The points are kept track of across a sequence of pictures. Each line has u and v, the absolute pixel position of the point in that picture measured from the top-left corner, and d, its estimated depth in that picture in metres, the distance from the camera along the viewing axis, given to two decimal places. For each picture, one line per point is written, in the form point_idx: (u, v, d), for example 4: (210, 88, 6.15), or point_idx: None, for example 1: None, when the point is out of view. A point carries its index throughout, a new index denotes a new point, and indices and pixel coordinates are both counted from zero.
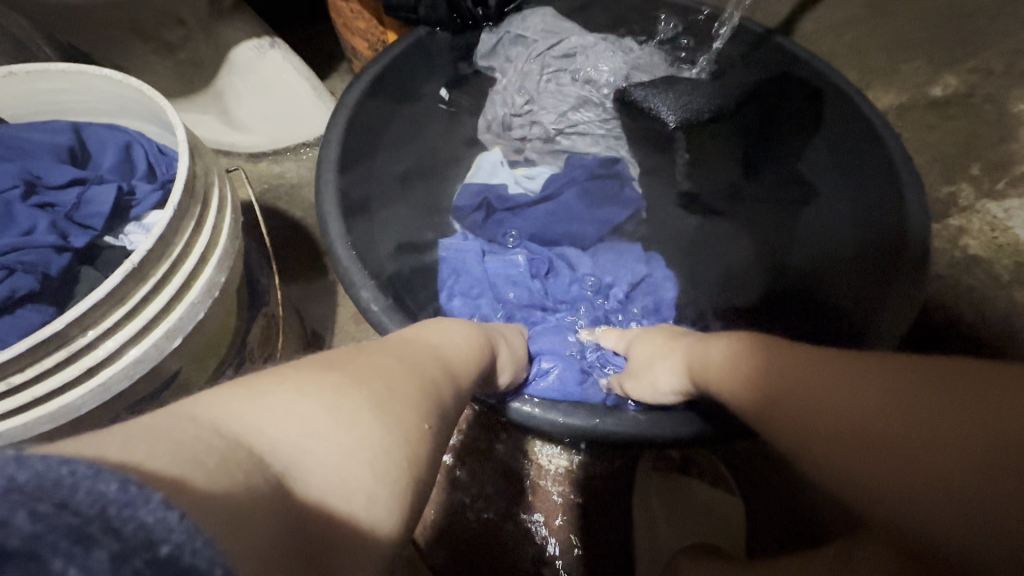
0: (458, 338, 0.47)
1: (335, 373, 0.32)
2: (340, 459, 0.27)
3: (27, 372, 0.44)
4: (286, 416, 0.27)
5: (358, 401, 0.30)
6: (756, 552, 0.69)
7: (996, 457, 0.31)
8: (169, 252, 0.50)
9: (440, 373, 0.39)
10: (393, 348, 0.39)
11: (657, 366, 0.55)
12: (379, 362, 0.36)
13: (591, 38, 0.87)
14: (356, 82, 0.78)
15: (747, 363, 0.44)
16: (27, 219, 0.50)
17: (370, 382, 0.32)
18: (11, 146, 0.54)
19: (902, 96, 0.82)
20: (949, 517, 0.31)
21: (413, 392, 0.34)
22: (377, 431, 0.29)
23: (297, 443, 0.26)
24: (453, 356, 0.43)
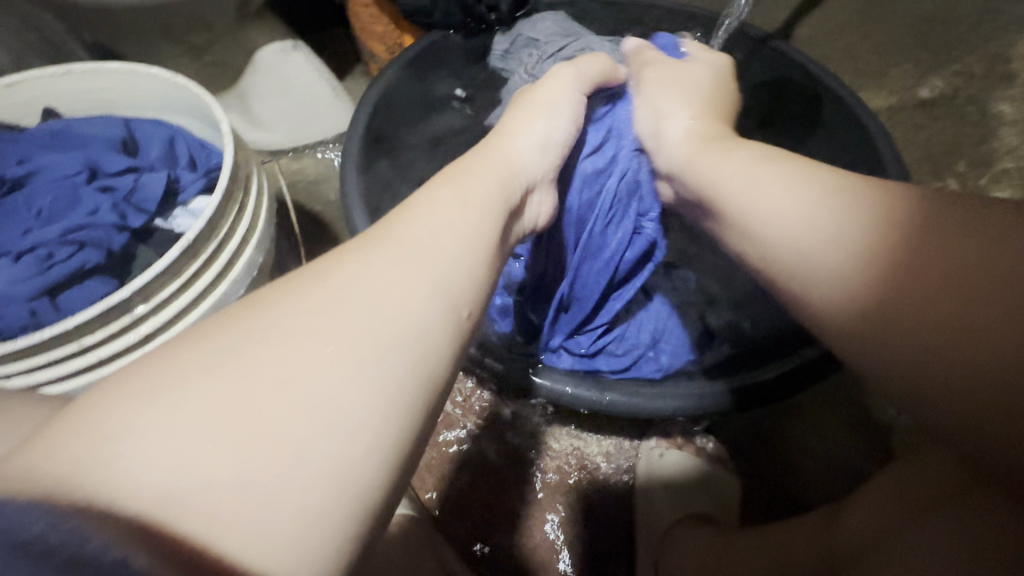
0: (431, 213, 0.40)
1: (208, 346, 0.30)
2: (199, 454, 0.27)
3: (95, 336, 0.49)
4: (139, 424, 0.27)
5: (224, 379, 0.29)
6: (750, 524, 0.74)
7: (978, 317, 0.35)
8: (216, 233, 0.55)
9: (396, 300, 0.34)
10: (325, 273, 0.35)
11: (670, 109, 0.61)
12: (285, 316, 0.32)
13: (598, 40, 0.92)
14: (378, 80, 0.84)
15: (800, 214, 0.44)
16: (92, 202, 0.55)
17: (252, 359, 0.30)
18: (72, 138, 0.60)
19: (893, 98, 0.87)
20: (912, 359, 0.38)
21: (325, 351, 0.31)
22: (252, 416, 0.28)
23: (148, 448, 0.26)
24: (430, 261, 0.37)
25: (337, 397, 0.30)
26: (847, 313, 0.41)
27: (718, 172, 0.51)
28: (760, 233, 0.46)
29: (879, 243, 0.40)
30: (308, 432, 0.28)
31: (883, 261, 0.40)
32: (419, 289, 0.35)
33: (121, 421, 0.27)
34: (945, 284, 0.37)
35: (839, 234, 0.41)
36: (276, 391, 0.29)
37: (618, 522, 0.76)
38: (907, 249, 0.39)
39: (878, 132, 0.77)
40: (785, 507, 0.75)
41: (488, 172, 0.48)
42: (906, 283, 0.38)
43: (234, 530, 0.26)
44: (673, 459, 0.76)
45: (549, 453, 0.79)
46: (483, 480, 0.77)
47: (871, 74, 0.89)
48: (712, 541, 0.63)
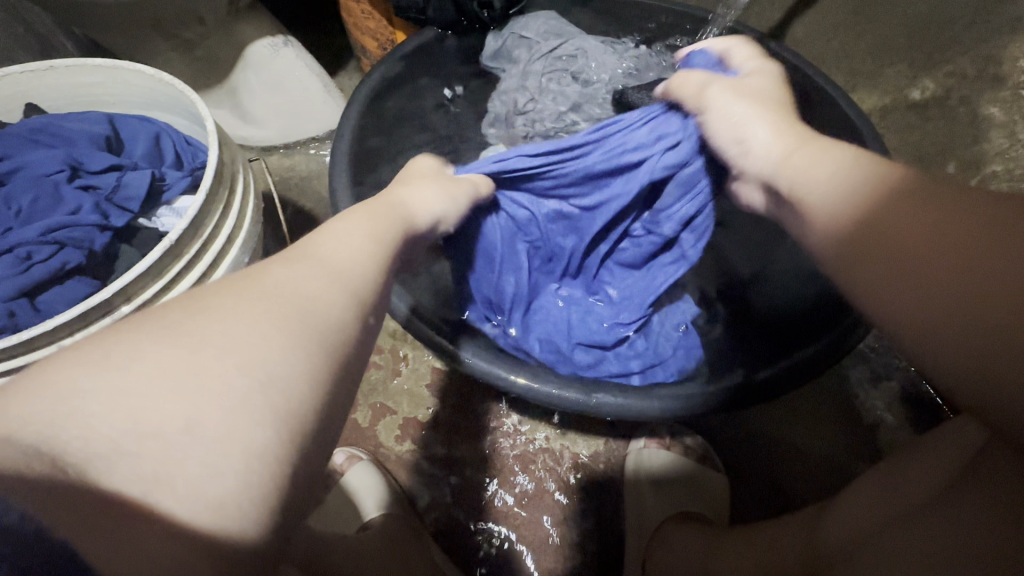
0: (352, 233, 0.45)
1: (153, 323, 0.31)
2: (141, 413, 0.27)
3: (76, 337, 0.49)
4: (88, 388, 0.27)
5: (170, 351, 0.30)
6: (738, 524, 0.75)
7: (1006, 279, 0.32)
8: (200, 233, 0.54)
9: (321, 293, 0.37)
10: (270, 270, 0.37)
11: (759, 115, 0.55)
12: (227, 300, 0.34)
13: (591, 42, 0.92)
14: (371, 76, 0.83)
15: (854, 187, 0.43)
16: (75, 200, 0.55)
17: (194, 331, 0.31)
18: (55, 135, 0.59)
19: (886, 98, 0.91)
20: (937, 321, 0.34)
21: (261, 328, 0.32)
22: (202, 381, 0.29)
23: (93, 405, 0.27)
24: (348, 272, 0.41)
25: (276, 365, 0.31)
26: (877, 270, 0.39)
27: (808, 168, 0.48)
28: (816, 207, 0.45)
29: (924, 216, 0.38)
30: (253, 395, 0.29)
31: (912, 219, 0.38)
32: (340, 288, 0.39)
33: (67, 387, 0.27)
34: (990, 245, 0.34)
35: (888, 203, 0.40)
36: (221, 354, 0.30)
37: (606, 524, 0.76)
38: (956, 224, 0.36)
39: (869, 134, 0.78)
40: (773, 506, 0.76)
41: (385, 212, 0.51)
42: (952, 247, 0.35)
43: (180, 483, 0.26)
44: (661, 456, 0.77)
45: (539, 449, 0.79)
46: (470, 480, 0.77)
47: (862, 74, 0.92)
48: (702, 540, 0.63)
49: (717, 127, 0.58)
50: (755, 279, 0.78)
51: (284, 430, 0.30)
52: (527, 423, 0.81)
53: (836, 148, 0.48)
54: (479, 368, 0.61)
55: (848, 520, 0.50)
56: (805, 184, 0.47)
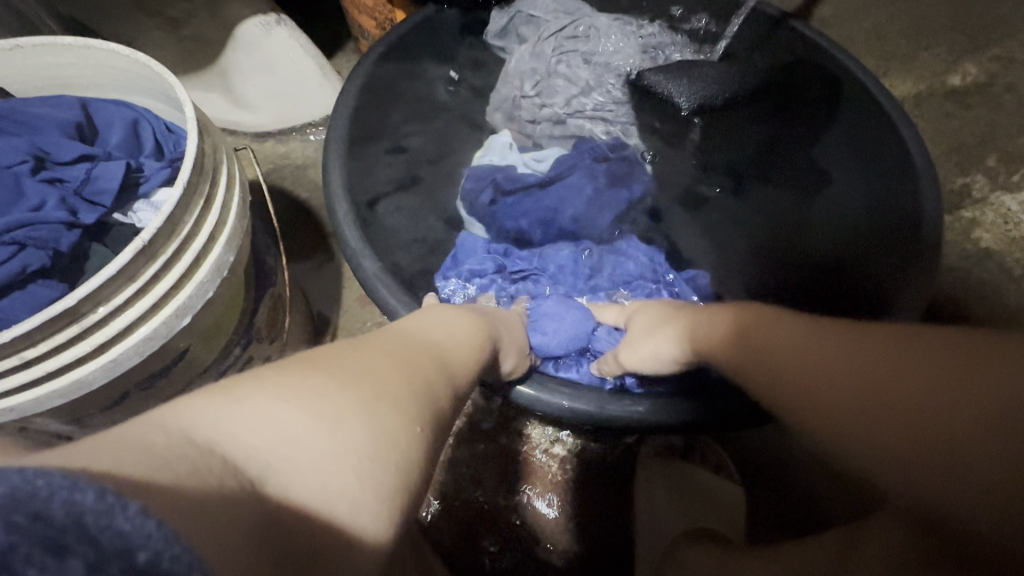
0: (443, 328, 0.47)
1: (308, 366, 0.32)
2: (310, 452, 0.27)
3: (39, 348, 0.44)
4: (286, 422, 0.28)
5: (335, 396, 0.31)
6: (754, 543, 0.71)
7: (926, 415, 0.35)
8: (178, 231, 0.49)
9: (438, 372, 0.40)
10: (390, 343, 0.39)
11: (660, 334, 0.56)
12: (376, 360, 0.36)
13: (603, 19, 0.86)
14: (366, 58, 0.76)
15: (741, 345, 0.46)
16: (38, 195, 0.51)
17: (365, 387, 0.32)
18: (20, 121, 0.54)
19: (921, 84, 0.83)
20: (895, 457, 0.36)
21: (409, 397, 0.34)
22: (362, 434, 0.30)
23: (264, 437, 0.27)
24: (450, 352, 0.44)
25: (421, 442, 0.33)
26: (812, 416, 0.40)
27: (706, 342, 0.50)
28: (725, 362, 0.48)
29: (820, 367, 0.40)
30: (407, 466, 0.31)
31: (814, 367, 0.41)
32: (449, 369, 0.42)
33: (264, 417, 0.28)
34: (893, 383, 0.37)
35: (780, 355, 0.43)
36: (376, 414, 0.32)
37: (614, 536, 0.72)
38: (850, 368, 0.39)
39: (901, 117, 0.72)
40: (790, 523, 0.73)
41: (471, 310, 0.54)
42: (861, 391, 0.38)
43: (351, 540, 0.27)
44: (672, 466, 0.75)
45: (546, 458, 0.75)
46: (472, 490, 0.74)
47: (897, 57, 0.85)
48: (716, 557, 0.59)
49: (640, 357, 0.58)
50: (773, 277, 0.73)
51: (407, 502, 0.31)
52: (535, 429, 0.77)
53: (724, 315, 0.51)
54: (537, 399, 0.56)
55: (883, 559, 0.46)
56: (703, 339, 0.51)
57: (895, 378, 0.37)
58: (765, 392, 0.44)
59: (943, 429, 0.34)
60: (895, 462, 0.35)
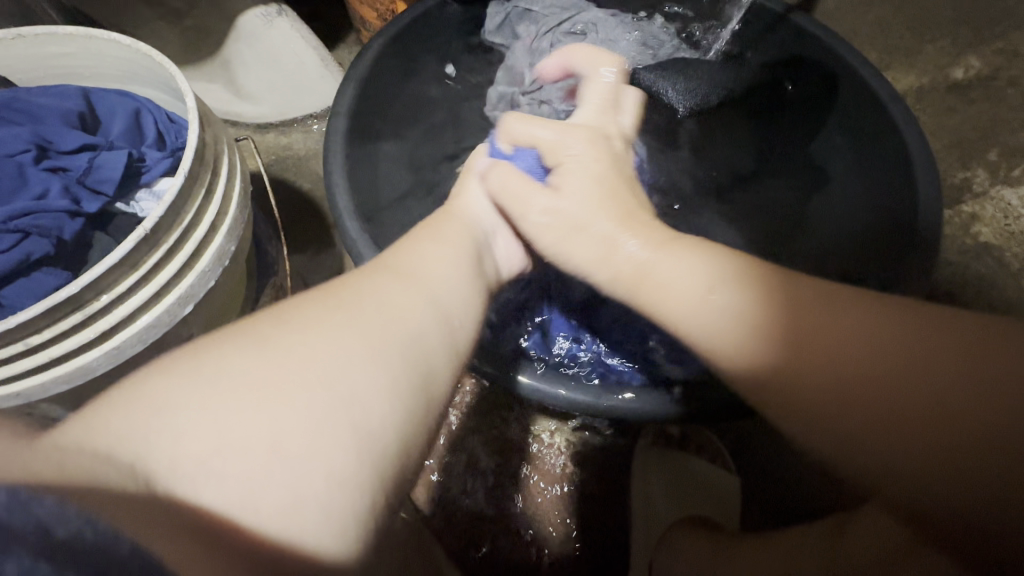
0: (425, 257, 0.45)
1: (239, 341, 0.33)
2: (233, 427, 0.29)
3: (43, 335, 0.45)
4: (179, 401, 0.29)
5: (260, 368, 0.31)
6: (748, 529, 0.72)
7: (930, 411, 0.34)
8: (180, 220, 0.50)
9: (414, 318, 0.38)
10: (344, 292, 0.39)
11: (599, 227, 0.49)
12: (309, 314, 0.36)
13: (601, 14, 0.87)
14: (369, 49, 0.76)
15: (722, 314, 0.41)
16: (41, 183, 0.51)
17: (279, 348, 0.32)
18: (22, 110, 0.55)
19: (924, 78, 0.83)
20: (885, 454, 0.35)
21: (345, 343, 0.34)
22: (289, 400, 0.30)
23: (184, 423, 0.28)
24: (429, 281, 0.42)
25: (355, 387, 0.32)
26: (801, 407, 0.37)
27: (665, 269, 0.44)
28: (688, 313, 0.42)
29: (811, 353, 0.37)
30: (331, 420, 0.30)
31: (811, 352, 0.37)
32: (424, 302, 0.40)
33: (160, 401, 0.29)
34: (904, 378, 0.35)
35: (763, 333, 0.39)
36: (306, 372, 0.31)
37: (609, 521, 0.73)
38: (852, 356, 0.36)
39: (902, 118, 0.70)
40: (785, 514, 0.73)
41: (456, 223, 0.53)
42: (866, 385, 0.35)
43: (266, 499, 0.27)
44: (666, 457, 0.76)
45: (548, 451, 0.76)
46: (474, 477, 0.75)
47: (899, 51, 0.85)
48: (709, 543, 0.60)
49: (534, 218, 0.53)
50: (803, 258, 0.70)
51: (365, 451, 0.31)
52: (546, 427, 0.77)
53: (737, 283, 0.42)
54: (544, 390, 0.56)
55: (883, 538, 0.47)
56: (691, 318, 0.42)
57: (903, 372, 0.35)
58: (746, 375, 0.40)
59: (946, 427, 0.33)
60: (893, 454, 0.34)
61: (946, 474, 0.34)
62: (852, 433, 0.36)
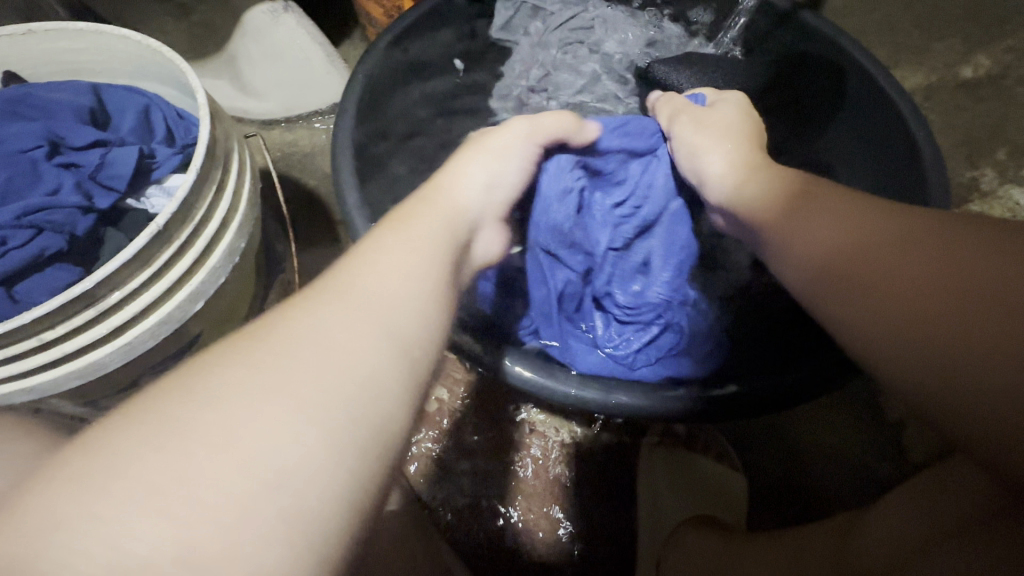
0: (390, 268, 0.38)
1: (140, 418, 0.27)
2: (128, 534, 0.24)
3: (57, 330, 0.45)
4: (53, 510, 0.24)
5: (164, 455, 0.26)
6: (756, 529, 0.72)
7: (969, 284, 0.37)
8: (191, 216, 0.50)
9: (358, 360, 0.32)
10: (281, 329, 0.32)
11: (715, 151, 0.59)
12: (229, 371, 0.29)
13: (609, 10, 0.89)
14: (377, 44, 0.75)
15: (789, 212, 0.48)
16: (54, 179, 0.52)
17: (183, 424, 0.27)
18: (34, 106, 0.55)
19: (932, 76, 0.83)
20: (925, 327, 0.37)
21: (266, 410, 0.28)
22: (194, 490, 0.25)
23: (68, 533, 0.24)
24: (384, 305, 0.35)
25: (287, 458, 0.27)
26: (845, 285, 0.42)
27: (745, 183, 0.54)
28: (762, 215, 0.51)
29: (858, 241, 0.43)
30: (251, 506, 0.26)
31: (868, 241, 0.42)
32: (377, 331, 0.33)
33: (40, 511, 0.24)
34: (954, 259, 0.38)
35: (821, 224, 0.46)
36: (219, 453, 0.26)
37: (615, 518, 0.74)
38: (900, 242, 0.41)
39: (913, 117, 0.69)
40: (793, 513, 0.74)
41: (431, 217, 0.46)
42: (911, 263, 0.39)
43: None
44: (675, 454, 0.77)
45: (547, 444, 0.76)
46: (481, 472, 0.75)
47: (910, 49, 0.85)
48: (719, 541, 0.60)
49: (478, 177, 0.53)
50: None
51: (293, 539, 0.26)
52: (542, 416, 0.78)
53: (787, 194, 0.50)
54: (542, 385, 0.56)
55: (880, 552, 0.46)
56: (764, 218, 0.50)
57: (952, 254, 0.38)
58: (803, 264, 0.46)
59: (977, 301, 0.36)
60: (930, 326, 0.37)
61: (983, 353, 0.35)
62: (883, 304, 0.40)
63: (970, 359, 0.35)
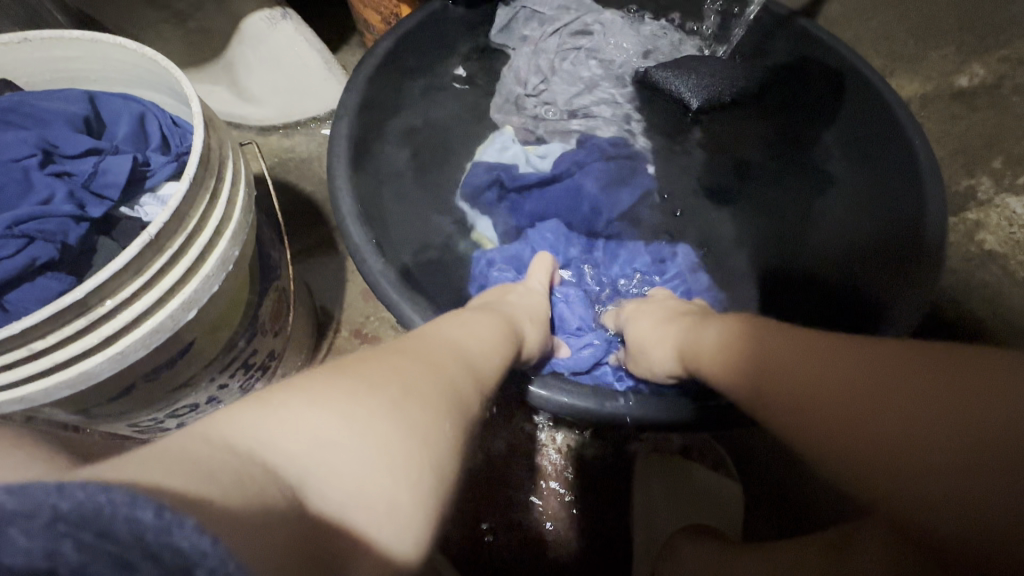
0: (480, 335, 0.49)
1: (348, 379, 0.35)
2: (346, 460, 0.30)
3: (48, 340, 0.45)
4: (304, 418, 0.31)
5: (372, 402, 0.34)
6: (751, 540, 0.72)
7: (918, 406, 0.35)
8: (184, 225, 0.50)
9: (464, 379, 0.42)
10: (413, 349, 0.42)
11: (651, 350, 0.59)
12: (400, 370, 0.38)
13: (607, 15, 0.89)
14: (373, 52, 0.75)
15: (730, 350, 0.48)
16: (47, 187, 0.52)
17: (383, 385, 0.35)
18: (28, 114, 0.55)
19: (927, 85, 0.85)
20: (908, 465, 0.35)
21: (427, 396, 0.37)
22: (390, 433, 0.33)
23: (309, 442, 0.30)
24: (472, 353, 0.46)
25: (442, 433, 0.35)
26: (801, 414, 0.40)
27: (694, 344, 0.53)
28: (710, 349, 0.51)
29: (810, 365, 0.42)
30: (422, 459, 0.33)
31: (809, 368, 0.41)
32: (471, 372, 0.43)
33: (286, 422, 0.30)
34: (905, 384, 0.36)
35: (762, 354, 0.45)
36: (403, 414, 0.34)
37: (609, 526, 0.73)
38: (847, 368, 0.40)
39: (909, 123, 0.70)
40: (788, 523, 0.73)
41: (493, 315, 0.55)
42: (860, 390, 0.38)
43: (388, 539, 0.29)
44: (671, 462, 0.77)
45: (546, 453, 0.76)
46: (473, 481, 0.75)
47: (904, 58, 0.87)
48: (714, 551, 0.60)
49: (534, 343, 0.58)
50: (806, 237, 0.78)
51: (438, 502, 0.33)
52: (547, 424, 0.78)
53: (706, 329, 0.53)
54: (541, 396, 0.57)
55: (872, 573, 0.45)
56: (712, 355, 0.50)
57: (902, 376, 0.37)
58: (756, 394, 0.44)
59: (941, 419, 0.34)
60: (893, 456, 0.35)
61: (966, 479, 0.33)
62: (853, 438, 0.37)
63: (953, 484, 0.33)
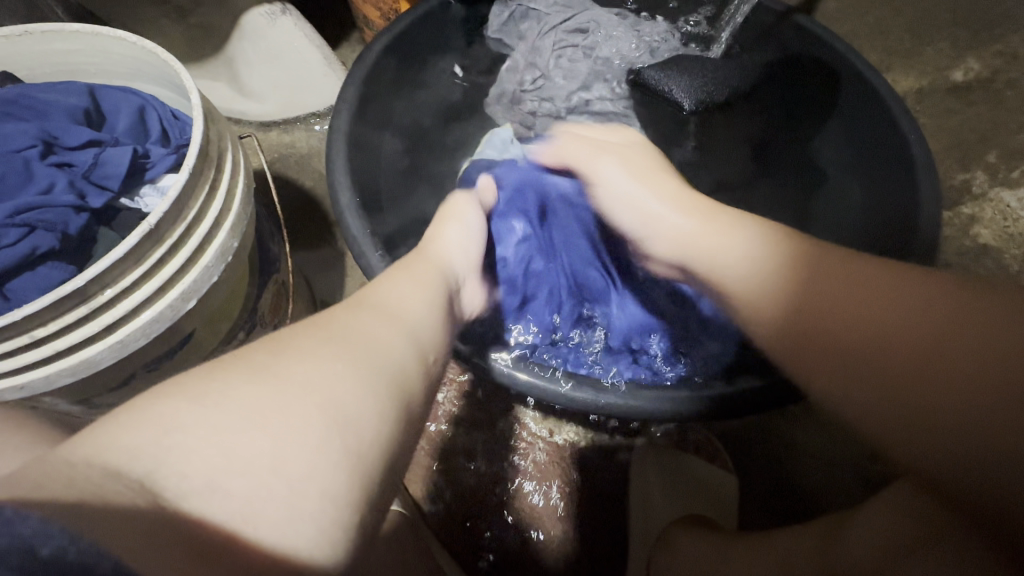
0: (412, 295, 0.48)
1: (238, 367, 0.34)
2: (223, 447, 0.30)
3: (49, 328, 0.46)
4: (171, 415, 0.30)
5: (261, 388, 0.33)
6: (748, 528, 0.73)
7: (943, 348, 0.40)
8: (183, 216, 0.50)
9: (392, 345, 0.41)
10: (331, 322, 0.40)
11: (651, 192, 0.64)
12: (301, 343, 0.37)
13: (605, 13, 0.89)
14: (370, 50, 0.75)
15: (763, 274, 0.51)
16: (47, 178, 0.52)
17: (275, 368, 0.34)
18: (28, 106, 0.55)
19: (924, 79, 0.84)
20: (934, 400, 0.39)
21: (337, 367, 0.36)
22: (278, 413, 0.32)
23: (180, 438, 0.29)
24: (407, 316, 0.45)
25: (350, 402, 0.34)
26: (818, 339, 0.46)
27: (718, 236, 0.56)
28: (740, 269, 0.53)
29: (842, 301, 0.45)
30: (327, 430, 0.32)
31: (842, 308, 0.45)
32: (401, 334, 0.42)
33: (158, 420, 0.30)
34: (941, 334, 0.40)
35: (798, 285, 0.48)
36: (301, 388, 0.34)
37: (607, 516, 0.74)
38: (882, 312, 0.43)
39: (908, 121, 0.70)
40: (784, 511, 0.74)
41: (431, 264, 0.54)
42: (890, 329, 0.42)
43: (266, 516, 0.29)
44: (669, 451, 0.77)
45: (545, 445, 0.77)
46: (471, 473, 0.75)
47: (900, 54, 0.86)
48: (711, 540, 0.61)
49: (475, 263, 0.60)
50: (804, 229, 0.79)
51: (355, 468, 0.33)
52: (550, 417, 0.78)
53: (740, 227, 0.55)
54: (540, 389, 0.57)
55: (865, 549, 0.47)
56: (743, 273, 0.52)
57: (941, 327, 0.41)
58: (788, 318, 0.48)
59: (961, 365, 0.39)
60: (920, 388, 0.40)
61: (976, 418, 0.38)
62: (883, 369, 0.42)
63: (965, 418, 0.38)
